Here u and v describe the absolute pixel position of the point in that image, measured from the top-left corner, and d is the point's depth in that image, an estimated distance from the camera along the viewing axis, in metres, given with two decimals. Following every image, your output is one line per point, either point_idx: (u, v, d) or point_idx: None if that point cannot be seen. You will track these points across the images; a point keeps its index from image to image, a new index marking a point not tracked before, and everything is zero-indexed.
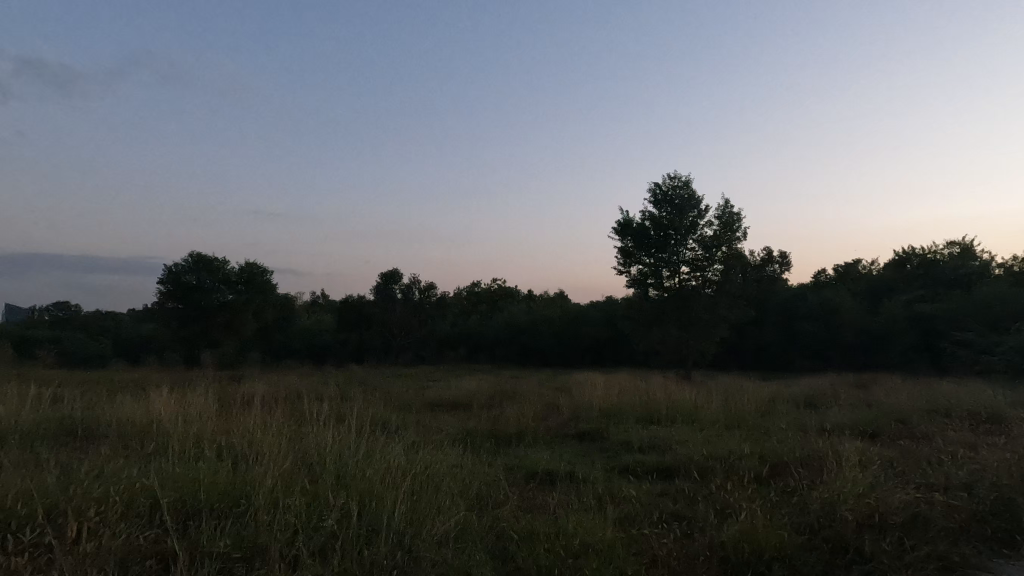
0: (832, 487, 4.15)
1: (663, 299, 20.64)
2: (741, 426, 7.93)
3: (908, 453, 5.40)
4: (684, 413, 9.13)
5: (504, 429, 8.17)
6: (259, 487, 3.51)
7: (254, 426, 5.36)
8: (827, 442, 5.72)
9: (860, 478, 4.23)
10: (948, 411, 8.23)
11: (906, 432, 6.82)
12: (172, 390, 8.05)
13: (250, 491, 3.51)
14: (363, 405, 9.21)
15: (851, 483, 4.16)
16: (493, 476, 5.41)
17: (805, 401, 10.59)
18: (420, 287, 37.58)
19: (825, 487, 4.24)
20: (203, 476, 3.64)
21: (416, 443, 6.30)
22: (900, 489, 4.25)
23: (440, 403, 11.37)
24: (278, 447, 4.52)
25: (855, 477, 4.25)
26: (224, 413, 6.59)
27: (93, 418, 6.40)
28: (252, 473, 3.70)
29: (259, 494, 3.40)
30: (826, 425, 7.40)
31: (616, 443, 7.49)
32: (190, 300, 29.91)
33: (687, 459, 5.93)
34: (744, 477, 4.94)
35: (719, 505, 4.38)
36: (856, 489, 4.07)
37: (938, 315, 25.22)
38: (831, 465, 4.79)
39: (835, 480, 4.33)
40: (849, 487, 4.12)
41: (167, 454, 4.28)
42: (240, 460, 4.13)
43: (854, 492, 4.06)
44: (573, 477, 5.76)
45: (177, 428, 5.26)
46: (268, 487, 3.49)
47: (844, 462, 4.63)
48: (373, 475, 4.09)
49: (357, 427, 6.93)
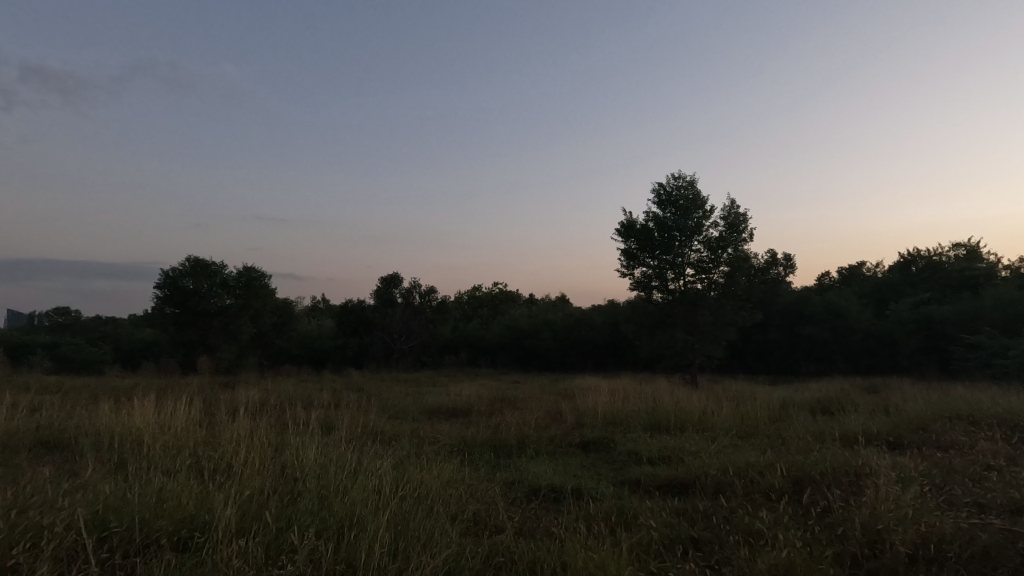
0: (870, 520, 3.76)
1: (668, 302, 20.24)
2: (755, 436, 7.56)
3: (944, 466, 5.03)
4: (693, 420, 8.74)
5: (505, 438, 7.82)
6: (221, 516, 3.15)
7: (238, 439, 5.05)
8: (856, 454, 5.34)
9: (898, 500, 3.87)
10: (972, 418, 7.82)
11: (930, 442, 6.45)
12: (156, 401, 7.67)
13: (214, 517, 3.18)
14: (357, 413, 8.87)
15: (883, 513, 3.80)
16: (492, 495, 5.05)
17: (819, 407, 10.19)
18: (420, 291, 37.01)
19: (858, 517, 3.87)
20: (169, 501, 3.34)
21: (413, 456, 5.98)
22: (940, 514, 3.88)
23: (438, 411, 10.97)
24: (261, 465, 4.23)
25: (892, 500, 3.88)
26: (208, 422, 6.28)
27: (73, 428, 6.13)
28: (222, 498, 3.36)
29: (220, 522, 3.07)
30: (842, 434, 7.05)
31: (623, 453, 7.14)
32: (188, 305, 29.53)
33: (702, 473, 5.56)
34: (766, 501, 4.57)
35: (739, 530, 4.03)
36: (889, 518, 3.73)
37: (947, 317, 24.77)
38: (865, 485, 4.42)
39: (867, 505, 3.96)
40: (887, 513, 3.76)
41: (137, 472, 3.98)
42: (214, 480, 3.82)
43: (895, 517, 3.70)
44: (580, 494, 5.41)
45: (157, 441, 4.98)
46: (233, 515, 3.16)
47: (878, 481, 4.25)
48: (359, 497, 3.75)
49: (349, 437, 6.60)
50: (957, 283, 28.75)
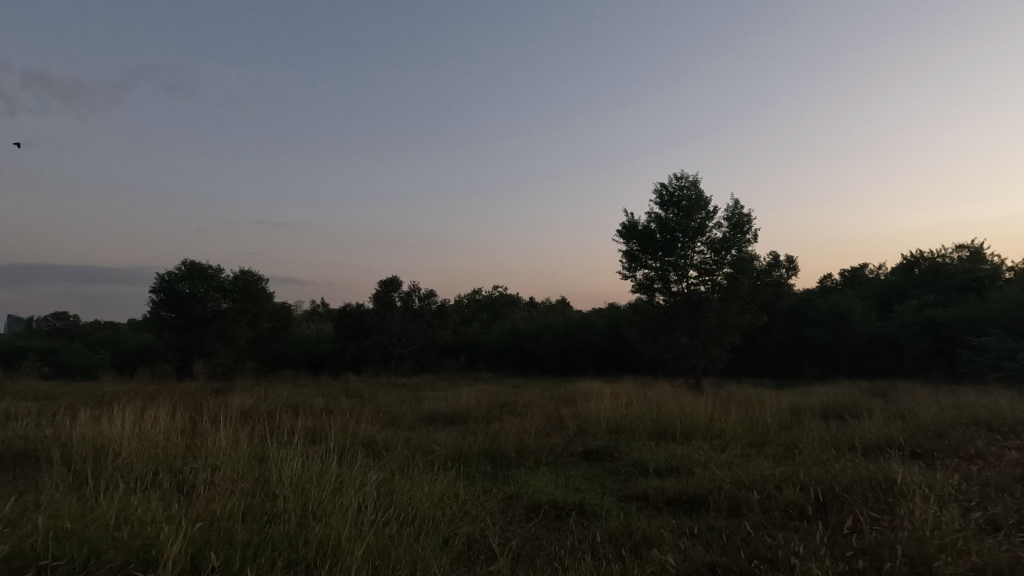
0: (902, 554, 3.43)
1: (671, 305, 19.88)
2: (767, 444, 7.25)
3: (982, 481, 4.67)
4: (700, 428, 8.39)
5: (503, 447, 7.48)
6: (177, 543, 2.88)
7: (219, 452, 4.80)
8: (882, 464, 5.04)
9: (927, 526, 3.56)
10: (991, 424, 7.51)
11: (956, 451, 6.13)
12: (136, 410, 7.32)
13: (169, 547, 2.87)
14: (350, 421, 8.54)
15: (928, 539, 3.45)
16: (488, 513, 4.76)
17: (828, 412, 9.89)
18: (420, 295, 36.59)
19: (884, 552, 3.55)
20: (126, 531, 3.06)
21: (406, 469, 5.69)
22: (985, 542, 3.55)
23: (436, 419, 10.61)
24: (238, 485, 3.93)
25: (927, 527, 3.55)
26: (189, 432, 6.01)
27: (51, 436, 5.88)
28: (184, 523, 3.07)
29: (172, 550, 2.80)
30: (861, 444, 6.70)
31: (627, 463, 6.84)
32: (183, 309, 29.14)
33: (714, 487, 5.23)
34: (779, 524, 4.27)
35: (744, 560, 3.74)
36: (931, 548, 3.39)
37: (953, 319, 24.42)
38: (897, 507, 4.11)
39: (895, 537, 3.64)
40: (922, 545, 3.43)
41: (101, 489, 3.77)
42: (181, 502, 3.57)
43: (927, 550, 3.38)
44: (583, 510, 5.10)
45: (131, 455, 4.72)
46: (187, 545, 2.89)
47: (910, 504, 3.92)
48: (339, 520, 3.46)
49: (338, 448, 6.32)
50: (962, 284, 28.44)
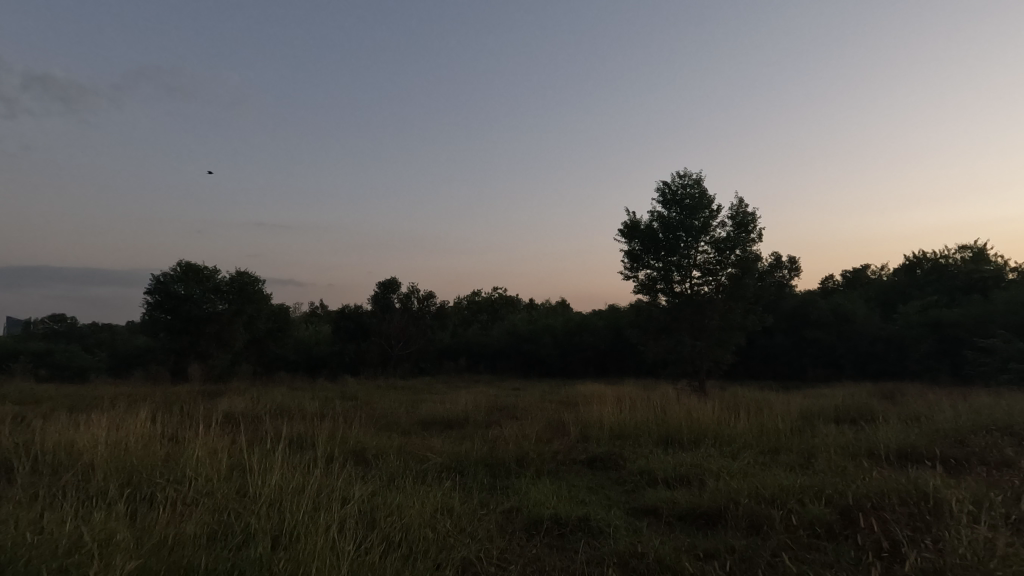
0: None
1: (674, 305, 19.52)
2: (782, 451, 6.93)
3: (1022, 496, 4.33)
4: (708, 435, 8.05)
5: (502, 454, 7.15)
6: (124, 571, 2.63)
7: (195, 464, 4.54)
8: (912, 476, 4.72)
9: (966, 556, 3.24)
10: (1011, 428, 7.21)
11: (985, 461, 5.78)
12: (116, 415, 7.00)
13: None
14: (341, 426, 8.20)
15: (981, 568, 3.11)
16: (482, 530, 4.45)
17: (839, 417, 9.56)
18: (420, 296, 36.41)
19: None
20: (72, 561, 2.80)
21: (397, 481, 5.39)
22: None
23: (433, 422, 10.33)
24: (208, 506, 3.65)
25: (969, 556, 3.24)
26: (171, 440, 5.75)
27: (26, 442, 5.61)
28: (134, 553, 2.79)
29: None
30: (881, 452, 6.38)
31: (633, 472, 6.51)
32: (178, 311, 28.77)
33: (730, 502, 4.89)
34: (794, 546, 3.97)
35: None
36: None
37: (959, 321, 24.08)
38: (936, 529, 3.77)
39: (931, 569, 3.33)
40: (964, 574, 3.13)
41: (61, 506, 3.54)
42: (143, 524, 3.30)
43: None
44: (588, 527, 4.77)
45: (100, 467, 4.48)
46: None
47: (953, 530, 3.57)
48: (315, 544, 3.17)
49: (327, 457, 6.00)
50: (966, 285, 28.15)
